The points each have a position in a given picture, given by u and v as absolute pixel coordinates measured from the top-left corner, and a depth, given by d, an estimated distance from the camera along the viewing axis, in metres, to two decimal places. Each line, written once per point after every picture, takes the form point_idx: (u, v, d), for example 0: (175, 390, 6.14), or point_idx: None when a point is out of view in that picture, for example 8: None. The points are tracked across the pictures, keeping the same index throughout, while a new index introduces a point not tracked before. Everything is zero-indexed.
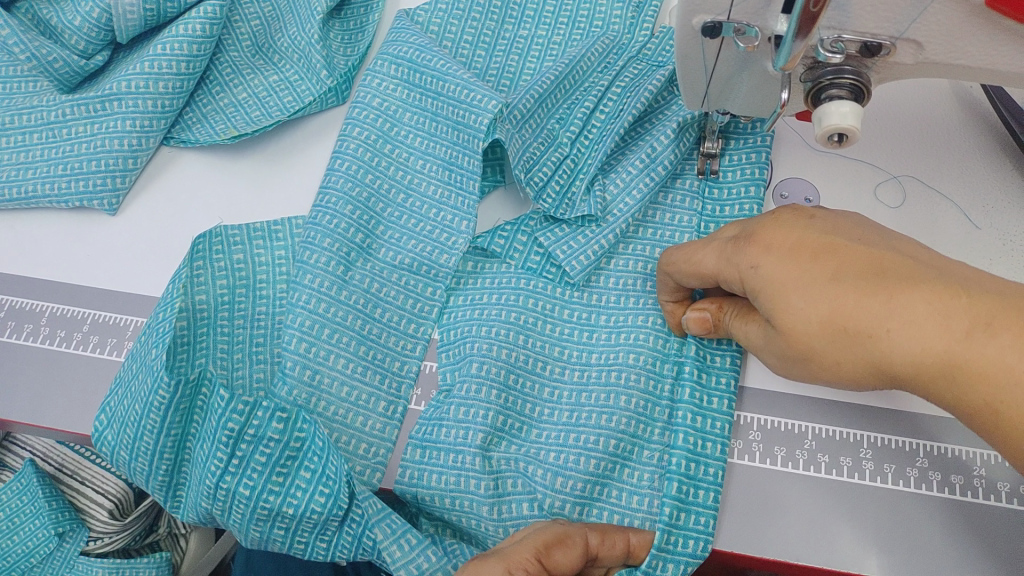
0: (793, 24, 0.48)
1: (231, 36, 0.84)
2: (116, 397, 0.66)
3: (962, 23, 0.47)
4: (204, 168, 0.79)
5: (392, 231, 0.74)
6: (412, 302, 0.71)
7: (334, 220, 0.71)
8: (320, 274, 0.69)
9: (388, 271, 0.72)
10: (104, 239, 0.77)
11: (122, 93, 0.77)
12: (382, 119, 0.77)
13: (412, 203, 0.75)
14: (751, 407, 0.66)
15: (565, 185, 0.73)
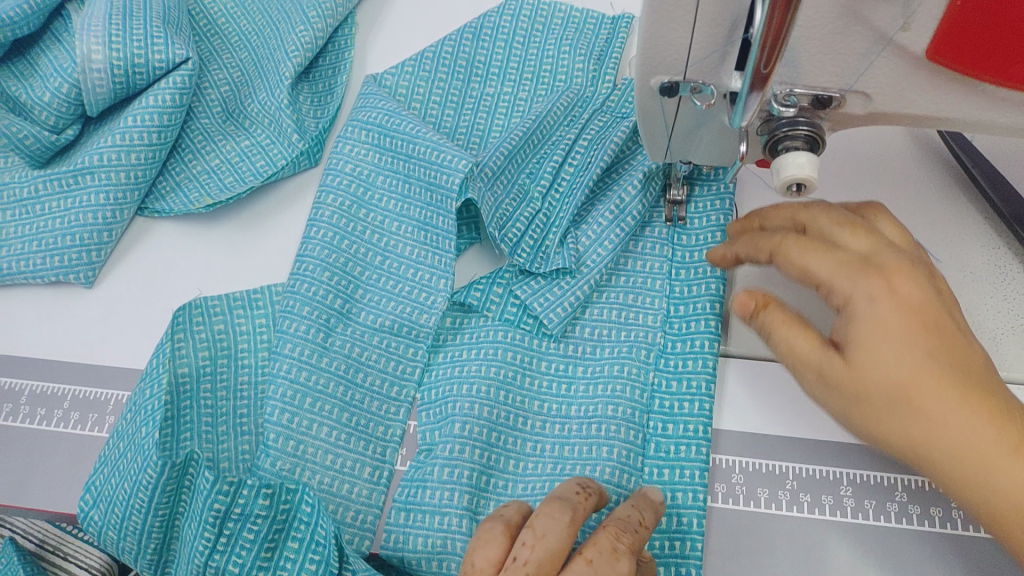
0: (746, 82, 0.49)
1: (201, 103, 0.85)
2: (101, 476, 0.66)
3: (908, 76, 0.49)
4: (180, 238, 0.80)
5: (371, 293, 0.75)
6: (394, 363, 0.72)
7: (312, 288, 0.72)
8: (299, 343, 0.70)
9: (367, 333, 0.73)
10: (82, 313, 0.77)
11: (94, 166, 0.78)
12: (355, 184, 0.78)
13: (390, 264, 0.76)
14: (731, 449, 0.67)
15: (538, 241, 0.74)
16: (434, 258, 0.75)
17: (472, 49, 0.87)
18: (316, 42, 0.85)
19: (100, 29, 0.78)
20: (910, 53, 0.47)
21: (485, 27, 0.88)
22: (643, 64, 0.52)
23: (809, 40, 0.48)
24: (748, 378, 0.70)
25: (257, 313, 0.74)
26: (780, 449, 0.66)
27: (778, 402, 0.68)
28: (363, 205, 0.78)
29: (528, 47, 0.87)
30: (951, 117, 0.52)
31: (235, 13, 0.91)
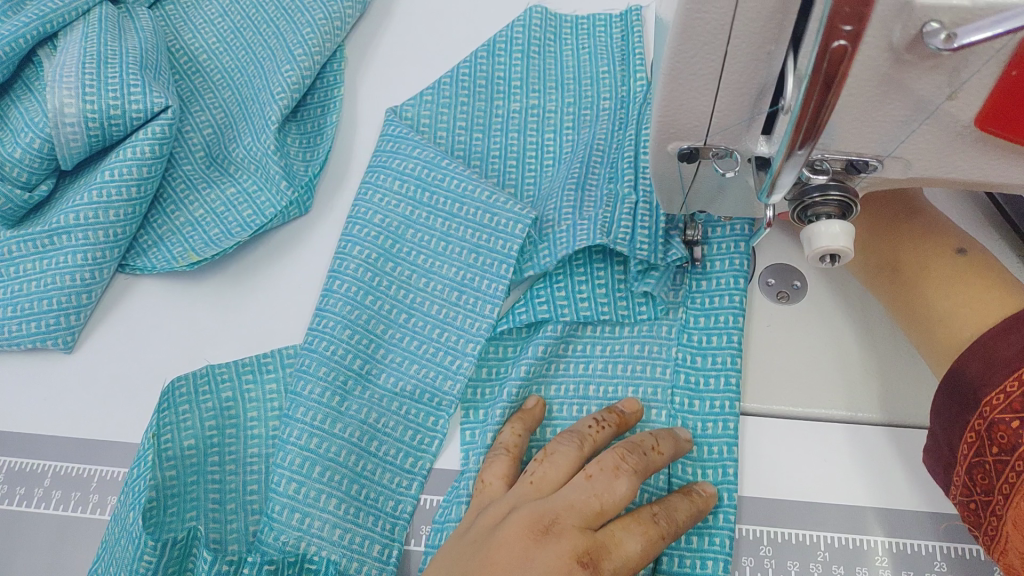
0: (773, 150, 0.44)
1: (183, 149, 0.80)
2: (104, 562, 0.62)
3: (952, 142, 0.45)
4: (165, 294, 0.75)
5: (393, 354, 0.70)
6: (412, 432, 0.68)
7: (331, 346, 0.68)
8: (313, 407, 0.66)
9: (386, 398, 0.69)
10: (60, 380, 0.72)
11: (70, 226, 0.73)
12: (383, 236, 0.73)
13: (414, 321, 0.71)
14: (757, 518, 0.63)
15: (653, 226, 0.69)
16: (455, 314, 0.70)
17: (475, 81, 0.82)
18: (303, 82, 0.80)
19: (73, 79, 0.74)
20: (955, 121, 0.43)
21: (499, 41, 0.84)
22: (660, 130, 0.48)
23: (846, 108, 0.43)
24: (770, 437, 0.66)
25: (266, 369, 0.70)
26: (807, 515, 0.63)
27: (799, 458, 0.65)
28: (379, 267, 0.72)
29: (535, 79, 0.83)
30: (998, 180, 0.48)
31: (217, 51, 0.87)
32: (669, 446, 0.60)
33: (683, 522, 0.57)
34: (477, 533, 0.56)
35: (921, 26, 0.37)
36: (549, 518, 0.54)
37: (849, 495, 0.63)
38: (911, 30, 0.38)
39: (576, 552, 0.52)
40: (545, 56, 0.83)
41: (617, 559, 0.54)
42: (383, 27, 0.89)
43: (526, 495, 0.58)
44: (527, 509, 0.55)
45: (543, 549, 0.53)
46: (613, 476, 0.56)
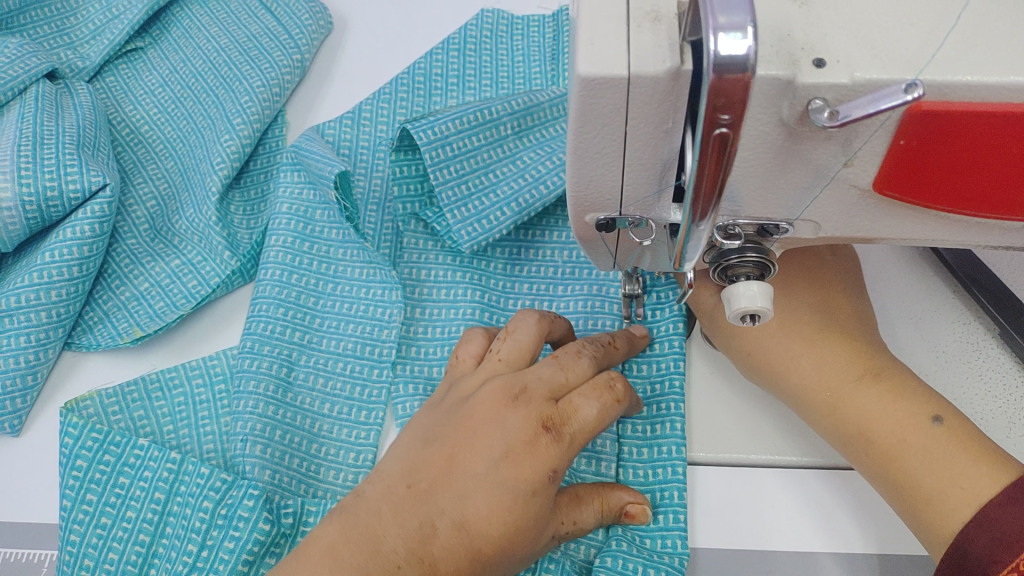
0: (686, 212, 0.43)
1: (127, 222, 0.81)
2: None
3: (857, 204, 0.46)
4: (112, 369, 0.75)
5: (337, 405, 0.69)
6: (343, 475, 0.66)
7: (259, 386, 0.67)
8: (258, 462, 0.64)
9: (343, 451, 0.67)
10: (9, 466, 0.72)
11: (12, 308, 0.73)
12: (304, 295, 0.73)
13: (351, 368, 0.70)
14: (714, 568, 0.62)
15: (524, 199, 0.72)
16: (369, 350, 0.71)
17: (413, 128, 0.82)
18: (243, 150, 0.81)
19: (9, 163, 0.74)
20: (855, 186, 0.44)
21: (434, 71, 0.85)
22: (574, 205, 0.49)
23: (748, 178, 0.44)
24: (720, 485, 0.65)
25: (203, 426, 0.69)
26: (764, 560, 0.62)
27: (755, 502, 0.64)
28: (310, 324, 0.72)
29: (465, 88, 0.84)
30: (910, 236, 0.49)
31: (159, 121, 0.88)
32: (624, 343, 0.64)
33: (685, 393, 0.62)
34: (410, 489, 0.51)
35: (806, 103, 0.38)
36: (519, 387, 0.53)
37: (803, 538, 0.62)
38: (798, 107, 0.39)
39: (541, 416, 0.51)
40: (481, 55, 0.86)
41: (578, 424, 0.52)
42: (324, 83, 0.89)
43: (495, 370, 0.57)
44: (503, 378, 0.54)
45: (515, 412, 0.52)
46: (575, 353, 0.57)
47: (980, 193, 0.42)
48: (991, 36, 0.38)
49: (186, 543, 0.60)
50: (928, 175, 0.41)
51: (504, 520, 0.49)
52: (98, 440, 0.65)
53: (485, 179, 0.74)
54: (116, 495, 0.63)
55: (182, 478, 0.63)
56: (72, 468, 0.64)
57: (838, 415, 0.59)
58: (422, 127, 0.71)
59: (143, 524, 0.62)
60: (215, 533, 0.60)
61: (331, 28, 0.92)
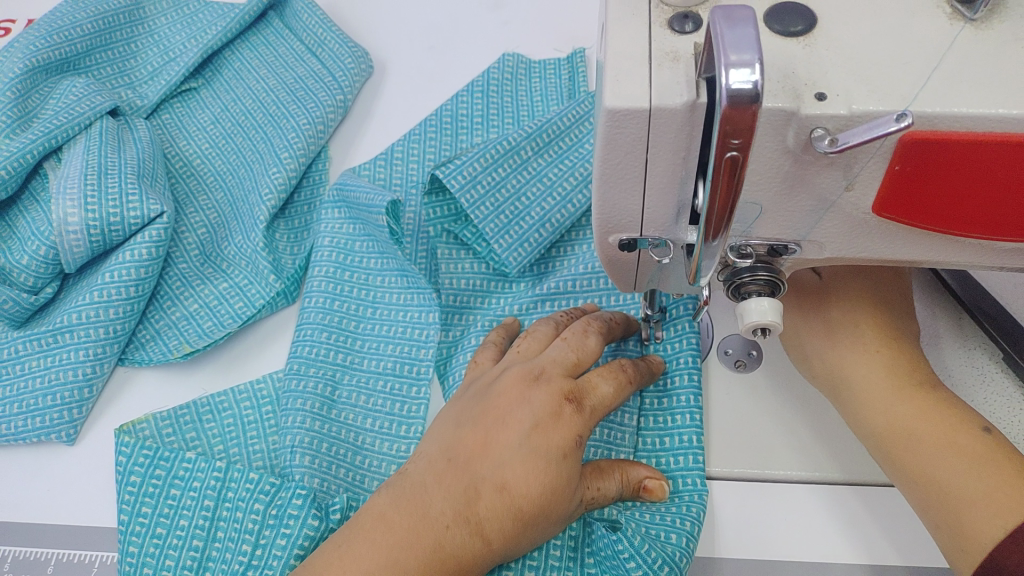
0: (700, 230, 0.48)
1: (179, 248, 0.87)
2: None
3: (859, 226, 0.50)
4: (161, 385, 0.80)
5: (376, 419, 0.73)
6: (378, 483, 0.69)
7: (301, 400, 0.72)
8: (307, 471, 0.67)
9: (384, 462, 0.71)
10: (65, 471, 0.76)
11: (73, 324, 0.78)
12: (344, 318, 0.78)
13: (390, 386, 0.75)
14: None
15: (552, 216, 0.78)
16: (408, 368, 0.75)
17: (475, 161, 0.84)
18: (289, 182, 0.87)
19: (76, 190, 0.80)
20: (856, 209, 0.48)
21: (460, 109, 0.91)
22: (600, 226, 0.54)
23: (759, 202, 0.49)
24: (747, 500, 0.68)
25: (253, 444, 0.74)
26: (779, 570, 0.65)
27: (775, 516, 0.67)
28: (347, 337, 0.77)
29: (489, 127, 0.90)
30: (911, 258, 0.53)
31: (210, 154, 0.94)
32: (620, 318, 0.69)
33: None
34: (449, 463, 0.56)
35: (809, 132, 0.43)
36: (537, 370, 0.60)
37: (812, 550, 0.65)
38: (802, 135, 0.43)
39: (563, 391, 0.58)
40: (504, 95, 0.92)
41: (597, 398, 0.59)
42: (363, 120, 0.95)
43: (513, 361, 0.64)
44: (519, 367, 0.61)
45: (538, 392, 0.58)
46: (583, 334, 0.63)
47: (971, 217, 0.47)
48: (972, 74, 0.43)
49: (240, 544, 0.64)
50: (924, 200, 0.46)
51: (541, 482, 0.54)
52: (148, 456, 0.69)
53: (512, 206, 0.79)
54: (168, 507, 0.67)
55: (229, 485, 0.67)
56: (128, 485, 0.68)
57: (866, 413, 0.62)
58: (452, 173, 0.77)
59: (195, 531, 0.66)
60: (267, 532, 0.64)
61: (370, 70, 0.98)
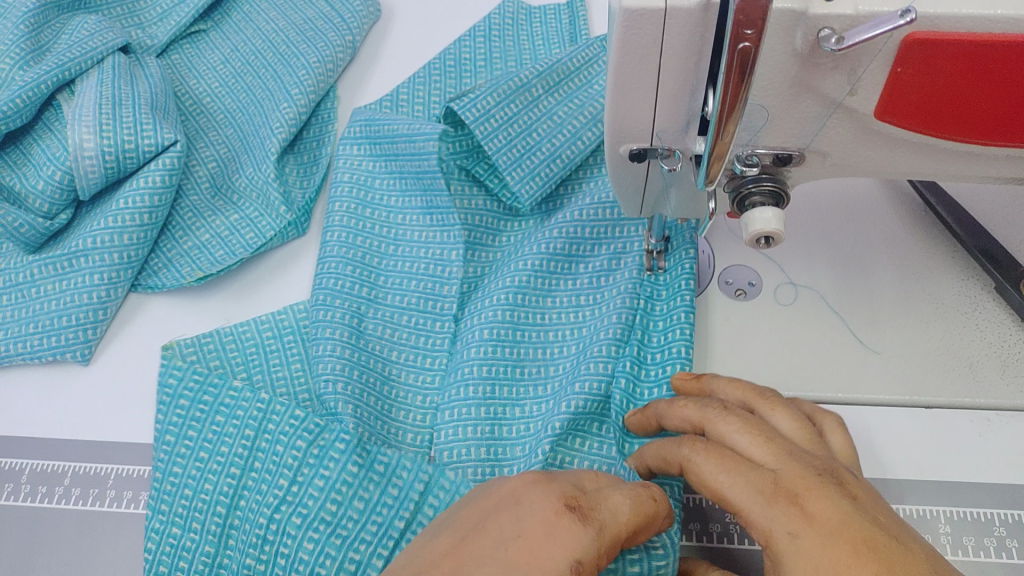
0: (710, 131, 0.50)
1: (190, 180, 0.88)
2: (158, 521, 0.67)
3: (861, 132, 0.53)
4: (174, 311, 0.82)
5: (404, 351, 0.76)
6: (410, 414, 0.72)
7: (332, 330, 0.74)
8: (349, 413, 0.69)
9: (411, 394, 0.73)
10: (80, 391, 0.78)
11: (88, 249, 0.80)
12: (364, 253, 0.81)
13: (414, 320, 0.77)
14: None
15: (561, 150, 0.81)
16: (431, 304, 0.77)
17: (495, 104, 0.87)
18: (299, 117, 0.88)
19: (91, 118, 0.82)
20: (859, 114, 0.51)
21: (465, 51, 0.93)
22: (612, 135, 0.56)
23: (767, 108, 0.51)
24: None
25: (275, 371, 0.75)
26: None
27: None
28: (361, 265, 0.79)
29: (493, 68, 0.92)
30: (909, 166, 0.56)
31: (220, 94, 0.95)
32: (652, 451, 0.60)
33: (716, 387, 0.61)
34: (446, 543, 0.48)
35: (817, 33, 0.46)
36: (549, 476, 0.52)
37: None
38: (810, 36, 0.46)
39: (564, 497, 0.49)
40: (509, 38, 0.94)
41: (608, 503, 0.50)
42: (371, 62, 0.97)
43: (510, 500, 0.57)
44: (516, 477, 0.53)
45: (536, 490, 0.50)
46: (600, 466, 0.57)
47: (968, 118, 0.49)
48: None
49: (277, 478, 0.66)
50: (924, 102, 0.48)
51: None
52: (199, 380, 0.71)
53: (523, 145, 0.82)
54: (212, 432, 0.69)
55: (270, 416, 0.68)
56: (176, 406, 0.70)
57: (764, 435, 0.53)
58: (467, 107, 0.79)
59: (235, 459, 0.67)
60: (306, 469, 0.65)
61: (377, 13, 1.00)
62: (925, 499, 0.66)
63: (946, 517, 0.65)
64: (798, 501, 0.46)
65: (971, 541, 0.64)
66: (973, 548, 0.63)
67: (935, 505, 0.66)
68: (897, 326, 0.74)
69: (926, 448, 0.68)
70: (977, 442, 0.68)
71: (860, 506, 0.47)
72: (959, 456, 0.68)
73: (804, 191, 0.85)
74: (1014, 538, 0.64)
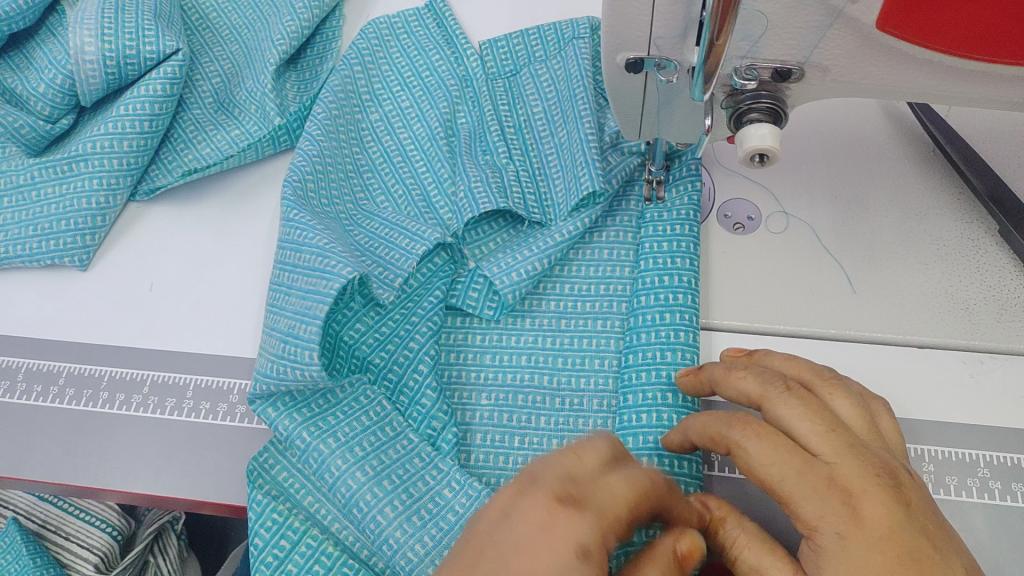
0: (704, 46, 0.49)
1: (194, 94, 0.88)
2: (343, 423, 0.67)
3: (862, 44, 0.51)
4: (171, 220, 0.82)
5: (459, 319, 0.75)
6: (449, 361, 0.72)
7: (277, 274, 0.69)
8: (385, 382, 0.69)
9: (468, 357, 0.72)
10: (76, 294, 0.79)
11: (88, 153, 0.80)
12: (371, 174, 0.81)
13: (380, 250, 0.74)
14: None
15: (562, 113, 0.80)
16: (400, 241, 0.74)
17: (507, 83, 0.83)
18: (301, 32, 0.87)
19: (92, 22, 0.81)
20: (860, 25, 0.50)
21: None
22: (608, 42, 0.55)
23: (767, 15, 0.50)
24: (736, 348, 0.70)
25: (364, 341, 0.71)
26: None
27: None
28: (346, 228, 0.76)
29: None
30: (911, 79, 0.55)
31: (226, 10, 0.94)
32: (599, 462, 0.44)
33: (719, 372, 0.59)
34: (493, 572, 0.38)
35: None
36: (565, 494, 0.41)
37: None
38: None
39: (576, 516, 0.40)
40: None
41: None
42: None
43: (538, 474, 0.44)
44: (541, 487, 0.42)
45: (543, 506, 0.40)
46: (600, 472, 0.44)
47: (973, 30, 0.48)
48: None
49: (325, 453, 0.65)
50: (926, 12, 0.47)
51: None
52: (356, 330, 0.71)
53: (519, 122, 0.82)
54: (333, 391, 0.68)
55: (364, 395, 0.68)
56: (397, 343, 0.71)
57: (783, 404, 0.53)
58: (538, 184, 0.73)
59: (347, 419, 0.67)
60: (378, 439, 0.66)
61: None
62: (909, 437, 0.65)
63: (931, 455, 0.64)
64: (853, 501, 0.47)
65: (953, 481, 0.63)
66: (957, 487, 0.62)
67: (919, 443, 0.64)
68: (894, 261, 0.73)
69: (918, 395, 0.67)
70: (969, 384, 0.67)
71: (911, 515, 0.47)
72: (952, 397, 0.67)
73: (808, 119, 0.83)
74: (997, 480, 0.62)
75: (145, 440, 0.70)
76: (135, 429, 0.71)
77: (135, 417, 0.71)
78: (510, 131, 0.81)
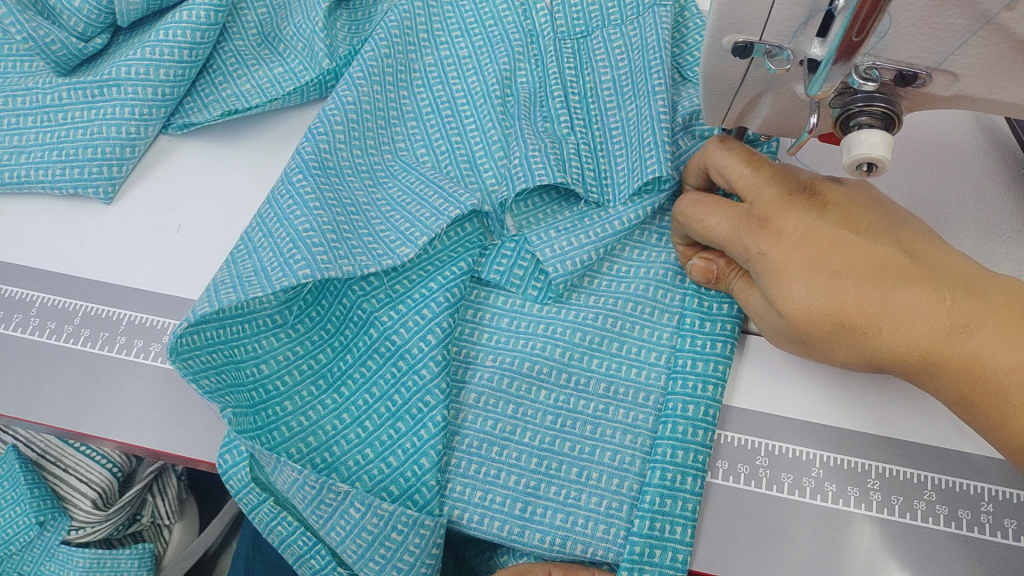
0: (830, 48, 0.44)
1: (237, 23, 0.81)
2: (352, 394, 0.65)
3: (1005, 56, 0.46)
4: (204, 158, 0.77)
5: (504, 297, 0.70)
6: (487, 335, 0.68)
7: (304, 224, 0.63)
8: (424, 343, 0.65)
9: (509, 338, 0.68)
10: (98, 227, 0.74)
11: (121, 79, 0.75)
12: (419, 126, 0.76)
13: (419, 210, 0.68)
14: (740, 427, 0.64)
15: (633, 85, 0.74)
16: (440, 203, 0.68)
17: (577, 45, 0.76)
18: None
19: None
20: (1010, 35, 0.45)
21: None
22: (715, 23, 0.49)
23: (906, 13, 0.44)
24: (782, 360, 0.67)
25: (381, 303, 0.67)
26: (789, 429, 0.64)
27: (785, 380, 0.66)
28: (379, 184, 0.71)
29: None
30: None
31: None
32: None
33: (739, 285, 0.63)
34: None
35: None
36: None
37: (849, 420, 0.64)
38: None
39: None
40: None
41: None
42: None
43: None
44: None
45: None
46: None
47: None
48: None
49: (335, 417, 0.64)
50: None
51: None
52: (366, 289, 0.67)
53: (585, 87, 0.76)
54: (346, 358, 0.66)
55: (374, 369, 0.66)
56: (422, 311, 0.66)
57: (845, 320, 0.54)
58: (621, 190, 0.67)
59: (360, 393, 0.65)
60: (396, 424, 0.64)
61: None
62: (968, 473, 0.62)
63: (990, 495, 0.61)
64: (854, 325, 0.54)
65: (1011, 524, 0.60)
66: (1014, 532, 0.60)
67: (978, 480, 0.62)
68: None
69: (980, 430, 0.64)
70: None
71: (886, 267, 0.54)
72: None
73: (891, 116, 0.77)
74: None
75: (162, 392, 0.66)
76: (152, 378, 0.67)
77: (153, 366, 0.67)
78: (575, 98, 0.75)
